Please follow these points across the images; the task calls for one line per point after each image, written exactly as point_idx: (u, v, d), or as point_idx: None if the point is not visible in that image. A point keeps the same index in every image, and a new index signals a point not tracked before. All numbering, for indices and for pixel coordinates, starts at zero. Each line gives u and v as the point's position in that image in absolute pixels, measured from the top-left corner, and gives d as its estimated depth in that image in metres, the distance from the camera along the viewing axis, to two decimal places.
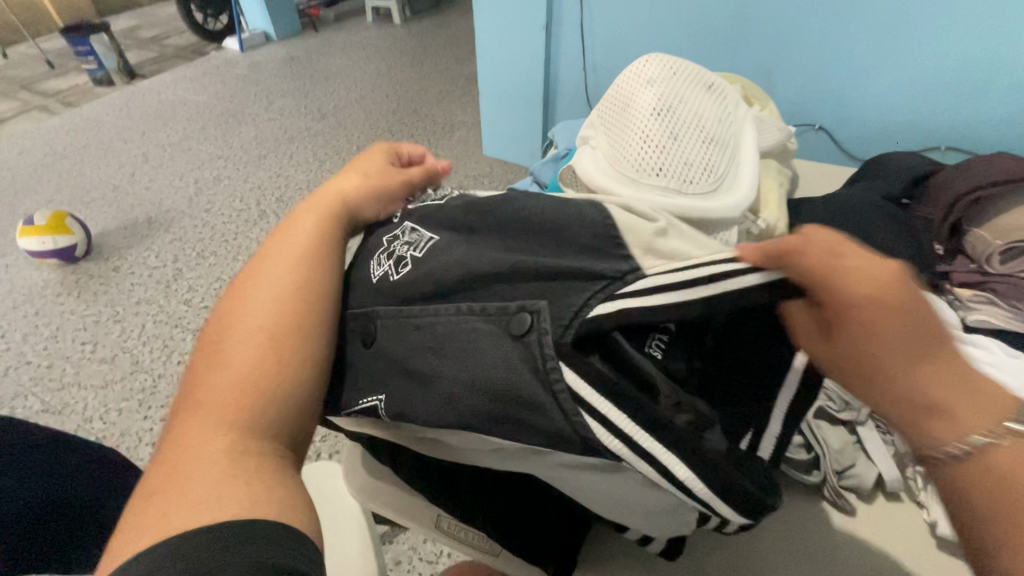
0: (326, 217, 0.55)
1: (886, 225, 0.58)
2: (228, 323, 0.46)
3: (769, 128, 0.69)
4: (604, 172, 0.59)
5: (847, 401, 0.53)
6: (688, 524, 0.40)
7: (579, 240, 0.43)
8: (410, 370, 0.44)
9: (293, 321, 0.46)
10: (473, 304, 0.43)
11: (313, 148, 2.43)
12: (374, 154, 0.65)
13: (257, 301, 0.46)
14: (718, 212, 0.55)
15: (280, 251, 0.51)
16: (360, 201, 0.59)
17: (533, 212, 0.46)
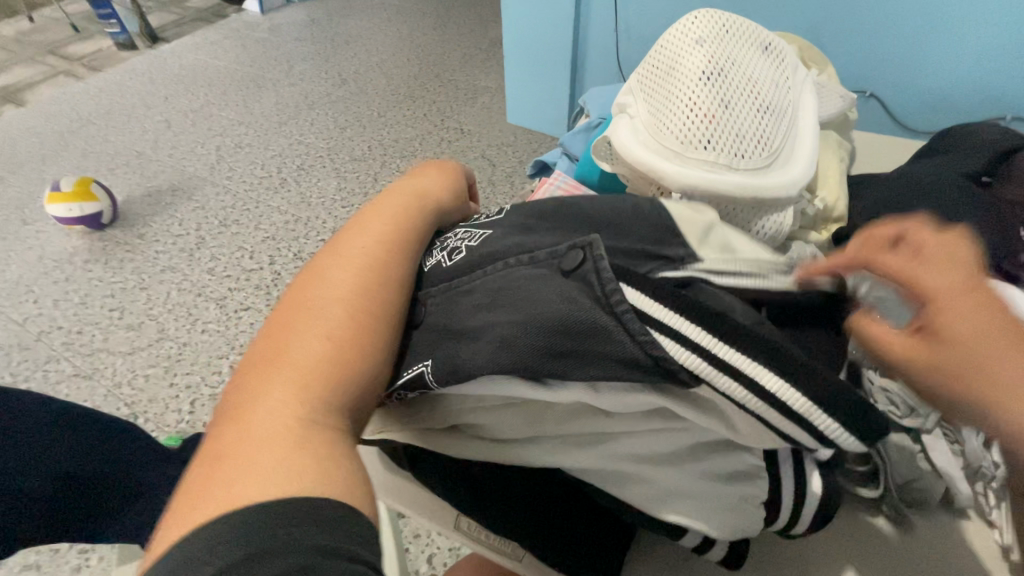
0: (409, 203, 0.50)
1: (966, 208, 0.51)
2: (312, 293, 0.41)
3: (830, 95, 0.62)
4: (644, 143, 0.53)
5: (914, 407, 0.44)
6: (756, 524, 0.36)
7: (638, 232, 0.41)
8: (455, 325, 0.39)
9: (372, 301, 0.41)
10: (522, 256, 0.39)
11: (334, 115, 2.37)
12: (440, 162, 0.60)
13: (335, 279, 0.42)
14: (772, 191, 0.49)
15: (358, 231, 0.46)
16: (441, 200, 0.54)
17: (592, 211, 0.44)
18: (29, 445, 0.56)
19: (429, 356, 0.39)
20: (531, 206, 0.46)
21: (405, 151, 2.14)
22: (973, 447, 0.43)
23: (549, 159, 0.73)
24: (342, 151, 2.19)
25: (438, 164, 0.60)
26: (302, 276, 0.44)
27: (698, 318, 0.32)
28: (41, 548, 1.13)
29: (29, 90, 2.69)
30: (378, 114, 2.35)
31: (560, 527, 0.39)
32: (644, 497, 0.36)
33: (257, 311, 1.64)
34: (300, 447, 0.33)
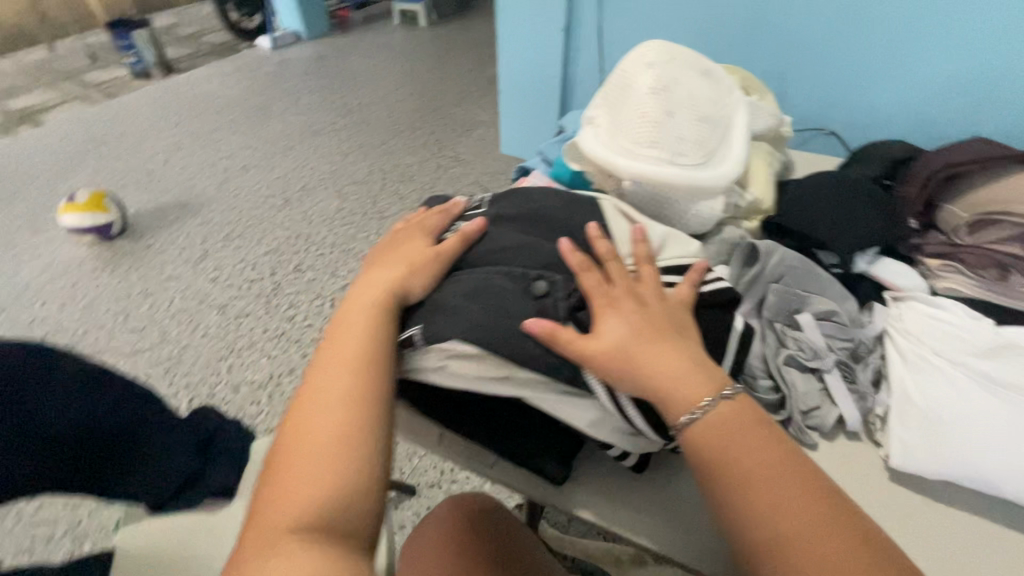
0: (369, 306, 0.48)
1: (862, 202, 0.63)
2: (304, 411, 0.43)
3: (763, 114, 0.73)
4: (604, 143, 0.65)
5: (816, 350, 0.52)
6: (656, 443, 0.45)
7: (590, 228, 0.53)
8: (440, 303, 0.48)
9: (345, 427, 0.41)
10: (501, 270, 0.49)
11: (338, 142, 2.53)
12: (412, 235, 0.56)
13: (312, 414, 0.42)
14: (705, 182, 0.60)
15: (331, 347, 0.46)
16: (394, 288, 0.49)
17: (539, 200, 0.55)
18: (51, 395, 0.59)
19: (418, 324, 0.47)
20: (510, 191, 0.58)
21: (403, 175, 2.28)
22: (862, 383, 0.52)
23: (529, 164, 0.84)
24: (344, 174, 2.33)
25: (408, 234, 0.57)
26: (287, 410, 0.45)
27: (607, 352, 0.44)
28: (37, 532, 1.15)
29: (46, 112, 2.83)
30: (380, 143, 2.50)
31: (514, 434, 0.48)
32: (585, 421, 0.45)
33: (256, 317, 1.72)
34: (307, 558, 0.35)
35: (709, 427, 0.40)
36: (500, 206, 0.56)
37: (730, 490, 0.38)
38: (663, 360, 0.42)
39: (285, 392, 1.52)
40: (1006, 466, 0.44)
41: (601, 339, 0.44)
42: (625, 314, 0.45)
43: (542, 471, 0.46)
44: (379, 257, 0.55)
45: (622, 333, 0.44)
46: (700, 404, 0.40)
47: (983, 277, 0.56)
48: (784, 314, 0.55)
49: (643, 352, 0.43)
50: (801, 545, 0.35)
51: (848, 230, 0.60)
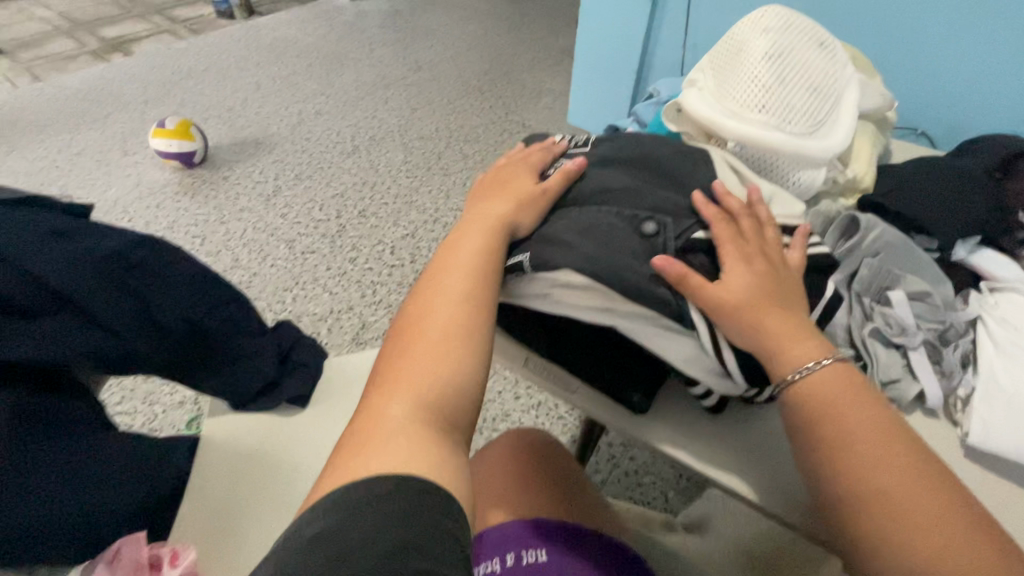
0: (482, 239, 0.51)
1: (970, 190, 0.62)
2: (420, 314, 0.47)
3: (873, 92, 0.72)
4: (709, 104, 0.65)
5: (904, 326, 0.53)
6: (740, 387, 0.48)
7: (694, 179, 0.54)
8: (548, 236, 0.52)
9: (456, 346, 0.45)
10: (610, 210, 0.52)
11: (407, 96, 2.56)
12: (517, 173, 0.59)
13: (426, 327, 0.46)
14: (810, 152, 0.60)
15: (445, 262, 0.51)
16: (507, 226, 0.53)
17: (646, 147, 0.56)
18: (168, 288, 0.65)
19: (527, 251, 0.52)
20: (616, 136, 0.59)
21: (469, 136, 2.30)
22: (949, 363, 0.52)
23: (622, 123, 0.85)
24: (412, 129, 2.37)
25: (510, 169, 0.60)
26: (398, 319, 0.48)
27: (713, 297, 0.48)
28: (126, 396, 1.26)
29: (139, 42, 2.98)
30: (448, 101, 2.52)
31: (602, 362, 0.52)
32: (678, 356, 0.48)
33: (321, 255, 1.81)
34: (422, 440, 0.39)
35: (816, 391, 0.44)
36: (606, 149, 0.58)
37: (830, 449, 0.42)
38: (787, 322, 0.46)
39: (345, 327, 1.60)
40: None
41: (729, 289, 0.47)
42: (751, 270, 0.48)
43: (629, 399, 0.50)
44: (484, 193, 0.58)
45: (752, 288, 0.47)
46: (806, 368, 0.44)
47: None
48: (874, 289, 0.55)
49: (770, 310, 0.46)
50: (895, 504, 0.39)
51: (951, 216, 0.60)
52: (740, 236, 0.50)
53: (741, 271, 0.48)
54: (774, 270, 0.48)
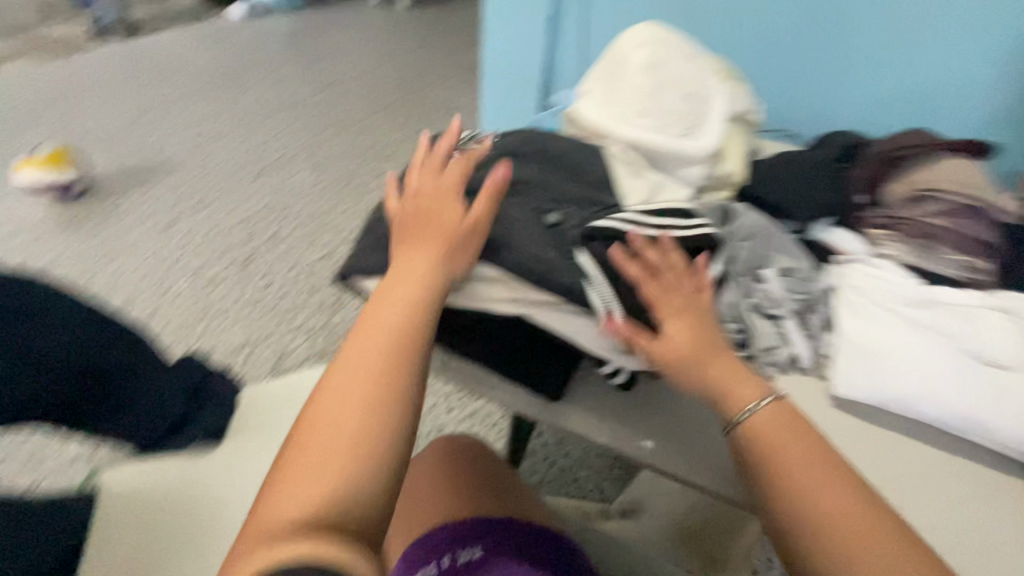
0: (396, 309, 0.49)
1: (819, 179, 0.72)
2: (346, 378, 0.46)
3: (740, 96, 0.81)
4: (599, 111, 0.71)
5: (775, 299, 0.60)
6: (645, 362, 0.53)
7: (589, 175, 0.59)
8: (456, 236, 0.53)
9: (369, 440, 0.43)
10: (515, 204, 0.55)
11: (314, 116, 2.50)
12: (442, 199, 0.53)
13: (333, 423, 0.44)
14: (687, 150, 0.68)
15: (377, 319, 0.49)
16: (425, 288, 0.50)
17: (543, 147, 0.60)
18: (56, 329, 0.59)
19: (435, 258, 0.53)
20: (515, 136, 0.61)
21: (382, 154, 2.28)
22: (813, 328, 0.60)
23: None
24: (321, 148, 2.30)
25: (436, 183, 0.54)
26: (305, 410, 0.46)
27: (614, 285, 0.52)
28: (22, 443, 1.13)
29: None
30: (358, 120, 2.48)
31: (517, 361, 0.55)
32: (587, 337, 0.52)
33: (231, 284, 1.71)
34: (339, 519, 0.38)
35: (757, 428, 0.47)
36: (508, 147, 0.60)
37: (774, 478, 0.45)
38: (725, 369, 0.50)
39: (262, 356, 1.52)
40: (921, 392, 0.54)
41: (671, 344, 0.50)
42: (684, 322, 0.51)
43: (544, 393, 0.54)
44: (403, 228, 0.53)
45: (691, 341, 0.50)
46: (749, 407, 0.48)
47: (918, 245, 0.65)
48: (750, 269, 0.62)
49: (709, 362, 0.50)
50: (834, 525, 0.42)
51: (806, 201, 0.70)
52: (668, 287, 0.52)
53: (679, 325, 0.51)
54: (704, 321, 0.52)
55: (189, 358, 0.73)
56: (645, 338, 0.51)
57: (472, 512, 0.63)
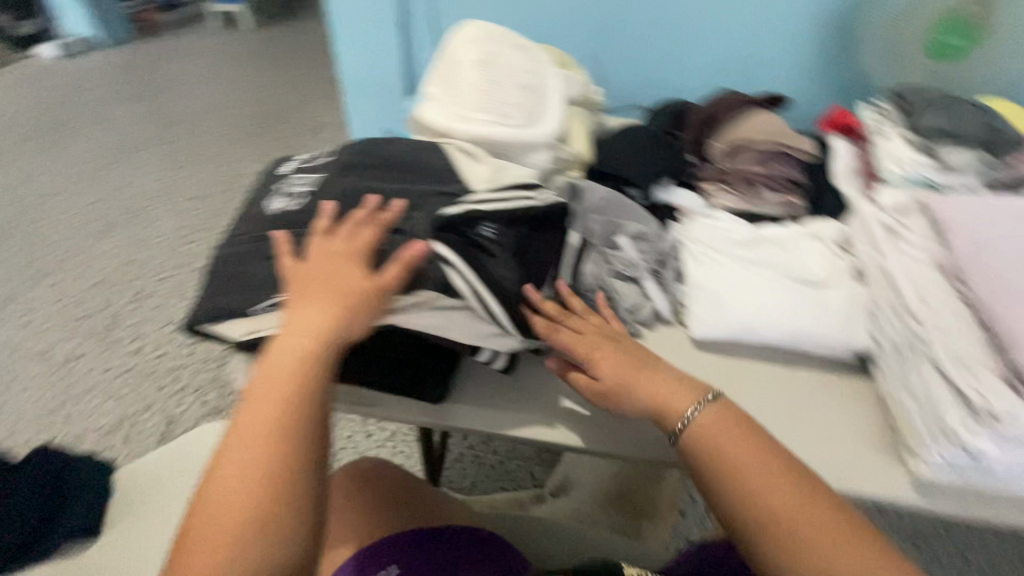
0: (291, 371, 0.41)
1: (654, 147, 0.78)
2: (230, 453, 0.38)
3: (575, 80, 0.85)
4: (440, 111, 0.71)
5: (631, 263, 0.64)
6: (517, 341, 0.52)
7: (429, 170, 0.57)
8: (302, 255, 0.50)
9: (267, 540, 0.35)
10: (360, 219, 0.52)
11: (166, 156, 2.27)
12: (346, 249, 0.48)
13: (224, 523, 0.36)
14: (531, 138, 0.71)
15: (265, 377, 0.41)
16: (328, 346, 0.43)
17: (383, 152, 0.58)
18: None
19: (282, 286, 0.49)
20: (353, 148, 0.59)
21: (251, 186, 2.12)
22: (670, 282, 0.66)
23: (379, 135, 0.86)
24: (179, 190, 2.09)
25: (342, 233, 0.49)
26: (190, 508, 0.37)
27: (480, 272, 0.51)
28: None
29: None
30: (218, 153, 2.29)
31: (393, 373, 0.53)
32: (457, 331, 0.49)
33: (94, 357, 1.51)
34: None
35: (701, 434, 0.45)
36: (346, 156, 0.58)
37: (718, 486, 0.43)
38: (659, 381, 0.48)
39: (144, 430, 1.36)
40: (764, 322, 0.59)
41: (604, 375, 0.50)
42: (616, 352, 0.51)
43: (426, 397, 0.53)
44: (305, 278, 0.46)
45: (620, 367, 0.50)
46: (688, 415, 0.46)
47: (742, 193, 0.73)
48: (605, 239, 0.66)
49: (643, 379, 0.49)
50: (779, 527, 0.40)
51: (647, 170, 0.75)
52: (578, 326, 0.53)
53: (605, 356, 0.51)
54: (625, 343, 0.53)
55: (46, 450, 0.67)
56: (578, 375, 0.52)
57: (378, 537, 0.61)
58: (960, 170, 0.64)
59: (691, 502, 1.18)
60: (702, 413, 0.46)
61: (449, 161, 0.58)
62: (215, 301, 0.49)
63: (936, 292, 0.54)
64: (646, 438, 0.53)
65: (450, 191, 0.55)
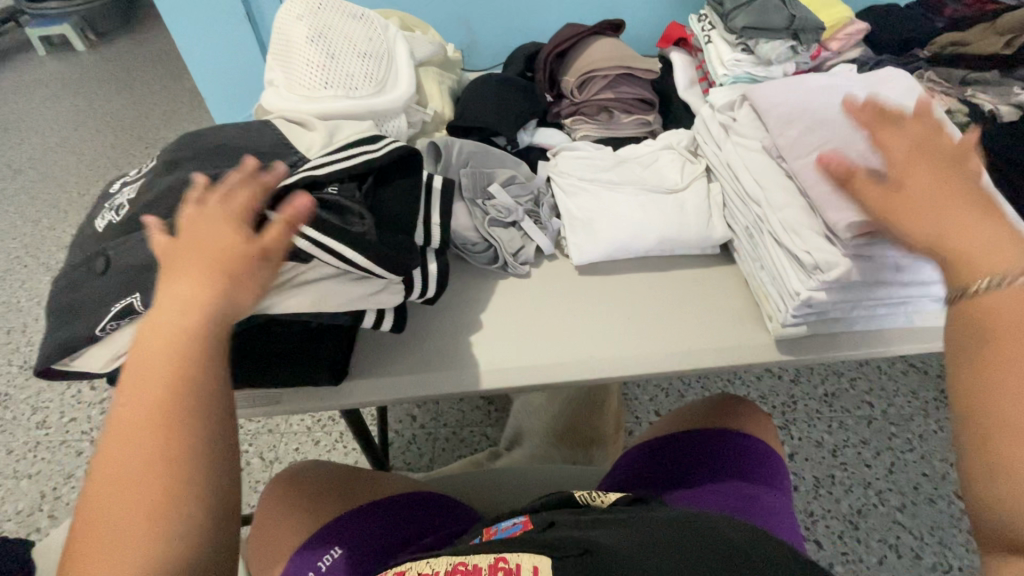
0: (176, 344, 0.34)
1: (511, 89, 0.78)
2: (113, 448, 0.31)
3: (421, 40, 0.83)
4: (283, 95, 0.68)
5: (507, 207, 0.66)
6: (397, 292, 0.53)
7: (264, 151, 0.53)
8: (146, 263, 0.47)
9: (165, 534, 0.29)
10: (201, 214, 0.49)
11: (20, 209, 2.01)
12: (215, 207, 0.40)
13: (109, 535, 0.29)
14: (383, 105, 0.69)
15: (143, 357, 0.34)
16: (214, 320, 0.36)
17: (214, 139, 0.54)
18: None
19: (135, 289, 0.46)
20: (181, 142, 0.55)
21: None
22: (545, 215, 0.68)
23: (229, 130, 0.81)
24: (46, 243, 1.88)
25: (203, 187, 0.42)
26: (72, 515, 0.31)
27: (329, 232, 0.46)
28: None
29: None
30: (81, 194, 2.05)
31: (280, 366, 0.52)
32: (330, 300, 0.49)
33: None
34: None
35: (999, 299, 0.32)
36: (172, 153, 0.54)
37: (991, 365, 0.30)
38: (983, 239, 0.35)
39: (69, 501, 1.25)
40: (634, 234, 0.63)
41: (907, 193, 0.38)
42: (934, 183, 0.38)
43: (320, 380, 0.53)
44: (173, 248, 0.38)
45: (936, 192, 0.37)
46: (1001, 279, 0.32)
47: (598, 122, 0.77)
48: (479, 189, 0.66)
49: (970, 224, 0.35)
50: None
51: (507, 114, 0.75)
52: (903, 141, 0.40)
53: (921, 177, 0.38)
54: (957, 184, 0.38)
55: None
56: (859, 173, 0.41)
57: (318, 523, 0.62)
58: (767, 62, 0.72)
59: (636, 421, 1.25)
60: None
61: (284, 137, 0.55)
62: (60, 338, 0.47)
63: (764, 172, 0.59)
64: (542, 366, 0.56)
65: (287, 165, 0.52)
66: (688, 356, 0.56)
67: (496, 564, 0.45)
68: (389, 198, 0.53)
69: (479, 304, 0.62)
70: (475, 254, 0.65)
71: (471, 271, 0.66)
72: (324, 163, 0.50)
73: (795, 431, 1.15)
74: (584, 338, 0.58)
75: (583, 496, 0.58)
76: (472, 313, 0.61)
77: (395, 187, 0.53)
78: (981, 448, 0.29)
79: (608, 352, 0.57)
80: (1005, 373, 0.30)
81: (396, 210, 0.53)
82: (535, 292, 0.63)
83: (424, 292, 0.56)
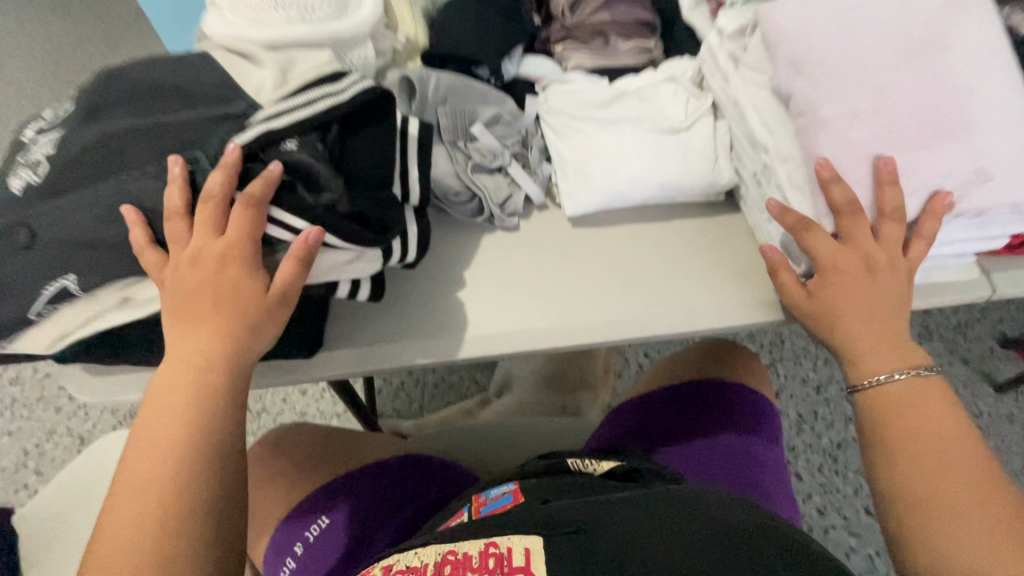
0: (179, 404, 0.39)
1: (493, 9, 0.67)
2: (134, 467, 0.38)
3: None
4: (225, 18, 0.58)
5: (493, 151, 0.59)
6: (375, 259, 0.47)
7: (204, 93, 0.45)
8: (73, 234, 0.40)
9: (180, 556, 0.36)
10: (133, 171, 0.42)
11: None
12: (212, 250, 0.40)
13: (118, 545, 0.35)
14: (346, 29, 0.60)
15: (165, 392, 0.39)
16: (226, 361, 0.41)
17: (142, 80, 0.46)
18: None
19: (66, 268, 0.40)
20: (102, 83, 0.46)
21: None
22: (534, 159, 0.61)
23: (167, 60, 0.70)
24: None
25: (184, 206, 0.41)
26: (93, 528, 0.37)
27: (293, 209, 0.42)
28: None
29: None
30: None
31: None
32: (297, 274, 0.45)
33: None
34: None
35: (889, 393, 0.45)
36: (93, 96, 0.45)
37: (888, 443, 0.44)
38: (879, 342, 0.47)
39: (54, 459, 1.23)
40: (634, 184, 0.57)
41: (826, 303, 0.48)
42: (850, 286, 0.47)
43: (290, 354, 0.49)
44: (180, 294, 0.40)
45: (855, 298, 0.47)
46: (890, 376, 0.45)
47: (592, 49, 0.68)
48: (461, 130, 0.59)
49: (865, 331, 0.47)
50: (933, 492, 0.41)
51: (489, 39, 0.66)
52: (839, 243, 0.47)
53: (842, 287, 0.47)
54: (874, 283, 0.47)
55: None
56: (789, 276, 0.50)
57: (304, 493, 0.61)
58: None
59: (625, 363, 1.25)
60: (910, 377, 0.45)
61: (228, 74, 0.47)
62: None
63: (772, 113, 0.53)
64: (532, 331, 0.52)
65: (234, 111, 0.44)
66: (691, 319, 0.53)
67: (487, 551, 0.43)
68: (358, 152, 0.46)
69: (464, 262, 0.57)
70: (457, 205, 0.58)
71: (453, 224, 0.59)
72: (276, 114, 0.43)
73: (782, 368, 1.14)
74: (578, 299, 0.54)
75: (576, 463, 0.57)
76: (457, 273, 0.56)
77: (363, 138, 0.46)
78: (907, 501, 0.42)
79: (603, 315, 0.53)
80: (923, 450, 0.42)
81: (366, 166, 0.46)
82: (525, 248, 0.58)
83: (406, 255, 0.50)
